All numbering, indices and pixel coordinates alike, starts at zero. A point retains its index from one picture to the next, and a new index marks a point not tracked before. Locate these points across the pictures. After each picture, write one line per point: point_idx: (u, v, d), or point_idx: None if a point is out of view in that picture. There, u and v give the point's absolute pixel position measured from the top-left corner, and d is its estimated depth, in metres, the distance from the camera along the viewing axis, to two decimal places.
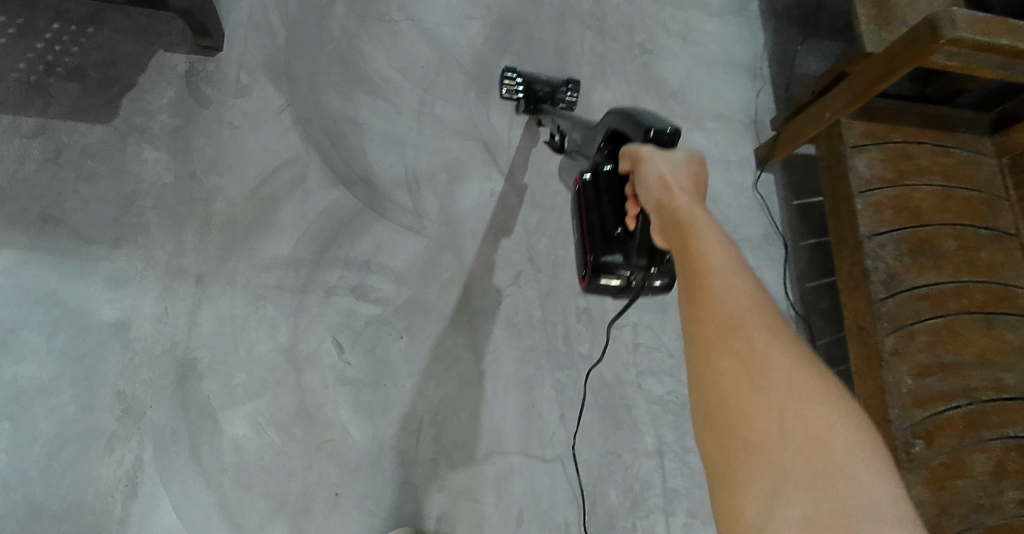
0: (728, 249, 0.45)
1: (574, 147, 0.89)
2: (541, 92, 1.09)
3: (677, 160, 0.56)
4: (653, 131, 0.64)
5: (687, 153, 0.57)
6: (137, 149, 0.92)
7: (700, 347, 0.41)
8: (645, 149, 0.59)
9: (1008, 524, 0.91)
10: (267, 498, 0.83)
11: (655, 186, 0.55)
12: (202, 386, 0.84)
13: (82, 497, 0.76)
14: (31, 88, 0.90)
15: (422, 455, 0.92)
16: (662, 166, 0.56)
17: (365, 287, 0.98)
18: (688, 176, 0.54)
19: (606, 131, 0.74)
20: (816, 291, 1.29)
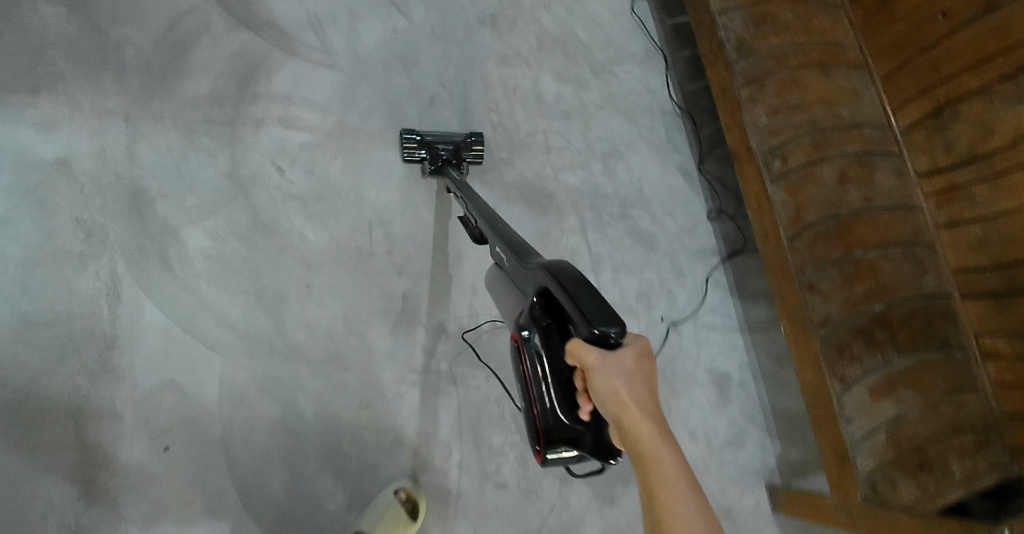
0: (694, 509, 0.49)
1: (510, 271, 0.76)
2: (444, 151, 1.06)
3: (630, 367, 0.52)
4: (598, 327, 0.51)
5: (636, 355, 0.53)
6: (34, 5, 0.93)
7: None
8: (592, 354, 0.52)
9: (853, 213, 1.15)
10: (245, 294, 0.92)
11: (610, 404, 0.52)
12: (157, 209, 0.90)
13: (68, 306, 0.81)
14: None
15: (378, 250, 1.03)
16: (622, 378, 0.51)
17: (292, 117, 1.04)
18: (641, 383, 0.52)
19: (540, 285, 0.61)
20: (695, 92, 1.47)
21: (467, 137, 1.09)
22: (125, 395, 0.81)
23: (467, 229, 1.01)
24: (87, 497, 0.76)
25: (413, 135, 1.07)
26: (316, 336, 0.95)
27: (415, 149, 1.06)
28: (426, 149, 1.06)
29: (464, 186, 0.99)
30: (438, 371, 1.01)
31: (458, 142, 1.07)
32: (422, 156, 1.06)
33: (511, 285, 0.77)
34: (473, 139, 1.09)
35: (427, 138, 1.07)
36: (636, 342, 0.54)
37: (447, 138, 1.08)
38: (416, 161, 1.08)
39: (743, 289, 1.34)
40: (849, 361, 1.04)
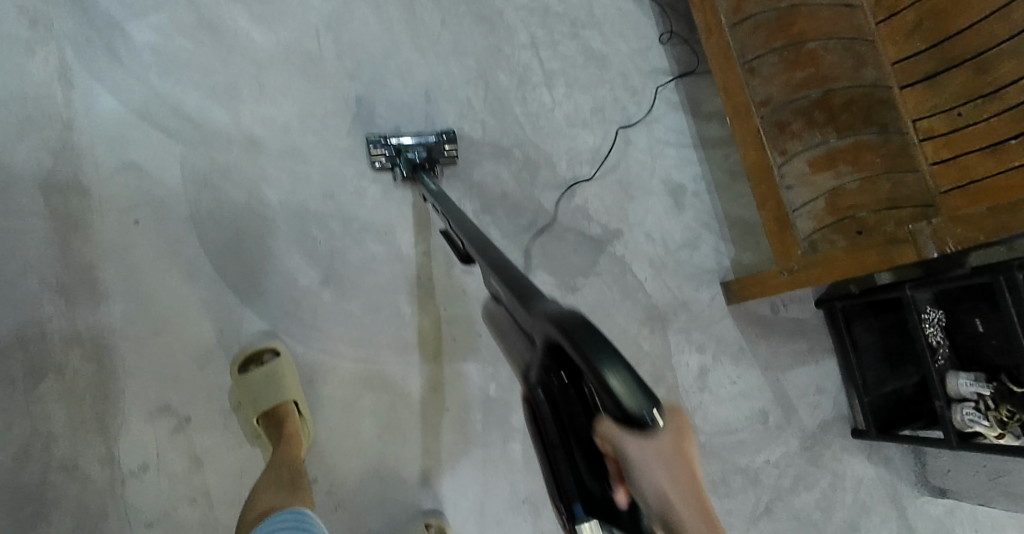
0: None
1: (507, 300, 0.57)
2: (415, 156, 0.99)
3: (673, 463, 0.30)
4: (619, 401, 0.29)
5: (677, 436, 0.30)
6: None
7: None
8: (619, 438, 0.30)
9: (794, 9, 1.15)
10: (197, 89, 0.93)
11: (647, 505, 0.31)
12: (99, 3, 0.90)
13: (22, 87, 0.83)
14: None
15: (328, 55, 1.04)
16: (663, 479, 0.29)
17: None
18: (690, 471, 0.30)
19: (544, 337, 0.39)
20: None
21: (442, 138, 1.02)
22: (90, 171, 0.84)
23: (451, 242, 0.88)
24: (64, 259, 0.80)
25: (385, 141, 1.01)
26: (273, 131, 0.97)
27: (386, 155, 1.00)
28: (397, 156, 1.00)
29: (441, 196, 0.87)
30: (396, 170, 1.04)
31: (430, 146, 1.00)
32: (393, 163, 1.00)
33: (514, 319, 0.57)
34: (448, 140, 1.02)
35: (398, 144, 1.00)
36: (674, 415, 0.31)
37: (418, 141, 1.01)
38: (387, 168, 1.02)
39: (697, 108, 1.36)
40: (789, 137, 1.10)
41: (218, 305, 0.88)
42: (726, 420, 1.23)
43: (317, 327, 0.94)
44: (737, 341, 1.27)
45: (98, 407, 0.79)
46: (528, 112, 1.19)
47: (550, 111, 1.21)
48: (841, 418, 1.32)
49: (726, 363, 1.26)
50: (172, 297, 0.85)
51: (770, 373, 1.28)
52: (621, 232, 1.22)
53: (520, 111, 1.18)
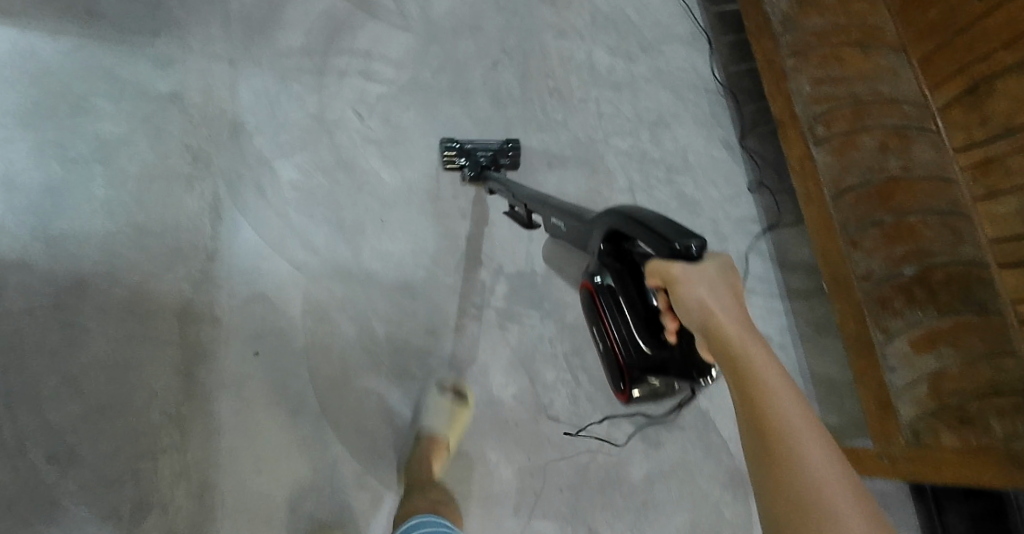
0: (790, 389, 0.46)
1: (568, 236, 0.83)
2: (482, 157, 1.08)
3: (716, 280, 0.54)
4: (678, 242, 0.55)
5: (717, 268, 0.55)
6: None
7: (767, 495, 0.42)
8: (676, 266, 0.55)
9: (890, 181, 1.16)
10: (327, 224, 0.99)
11: (695, 314, 0.53)
12: (255, 142, 1.00)
13: (177, 219, 0.89)
14: None
15: (446, 192, 1.10)
16: (705, 290, 0.53)
17: (371, 71, 1.14)
18: (727, 294, 0.53)
19: (607, 233, 0.70)
20: (738, 74, 1.53)
21: (505, 143, 1.11)
22: (223, 302, 0.88)
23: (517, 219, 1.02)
24: (186, 391, 0.83)
25: (453, 145, 1.10)
26: (389, 266, 1.01)
27: (455, 159, 1.08)
28: (465, 157, 1.08)
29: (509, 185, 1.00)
30: (495, 309, 1.05)
31: (496, 147, 1.09)
32: (462, 163, 1.08)
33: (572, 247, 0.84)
34: (512, 146, 1.11)
35: (466, 147, 1.09)
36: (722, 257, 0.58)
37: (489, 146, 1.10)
38: (455, 168, 1.09)
39: (784, 259, 1.37)
40: (891, 314, 1.09)
41: (318, 447, 0.88)
42: None
43: None
44: None
45: None
46: None
47: None
48: None
49: None
50: (280, 433, 0.86)
51: None
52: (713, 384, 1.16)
53: None
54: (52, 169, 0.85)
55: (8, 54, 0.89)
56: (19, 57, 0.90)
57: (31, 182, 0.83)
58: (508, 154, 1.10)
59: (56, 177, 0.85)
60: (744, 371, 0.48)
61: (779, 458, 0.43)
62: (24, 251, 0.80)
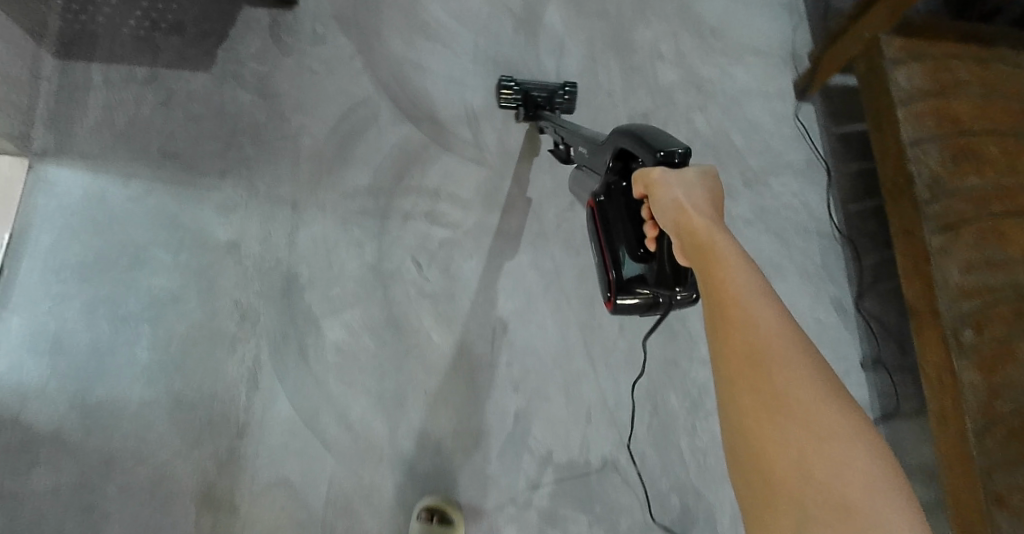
0: (748, 273, 0.48)
1: (586, 164, 0.81)
2: (538, 98, 1.10)
3: (691, 180, 0.53)
4: (662, 151, 0.55)
5: (699, 173, 0.54)
6: (234, 93, 1.04)
7: (722, 357, 0.46)
8: (656, 170, 0.55)
9: None
10: (366, 394, 0.92)
11: (670, 212, 0.53)
12: (305, 297, 0.95)
13: (213, 388, 0.86)
14: (141, 41, 1.03)
15: (499, 359, 1.00)
16: (680, 192, 0.53)
17: (437, 213, 1.07)
18: (704, 196, 0.53)
19: (615, 148, 0.67)
20: (859, 214, 1.29)
21: (562, 85, 1.11)
22: (245, 486, 0.84)
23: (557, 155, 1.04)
24: None
25: (510, 82, 1.11)
26: (426, 450, 0.92)
27: (511, 95, 1.11)
28: (522, 96, 1.11)
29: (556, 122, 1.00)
30: (537, 506, 0.94)
31: (552, 89, 1.10)
32: (518, 104, 1.11)
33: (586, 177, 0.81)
34: (568, 88, 1.10)
35: (522, 85, 1.11)
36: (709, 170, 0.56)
37: (544, 86, 1.11)
38: (512, 107, 1.13)
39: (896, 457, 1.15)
40: None
41: None
42: None
43: None
44: None
45: None
46: (694, 447, 1.03)
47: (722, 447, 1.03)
48: None
49: None
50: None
51: None
52: None
53: (685, 445, 1.02)
54: (102, 330, 0.85)
55: (82, 201, 0.92)
56: (92, 206, 0.92)
57: (80, 345, 0.84)
58: (564, 97, 1.10)
59: (104, 339, 0.85)
60: (707, 250, 0.50)
61: (729, 322, 0.46)
62: (59, 423, 0.80)
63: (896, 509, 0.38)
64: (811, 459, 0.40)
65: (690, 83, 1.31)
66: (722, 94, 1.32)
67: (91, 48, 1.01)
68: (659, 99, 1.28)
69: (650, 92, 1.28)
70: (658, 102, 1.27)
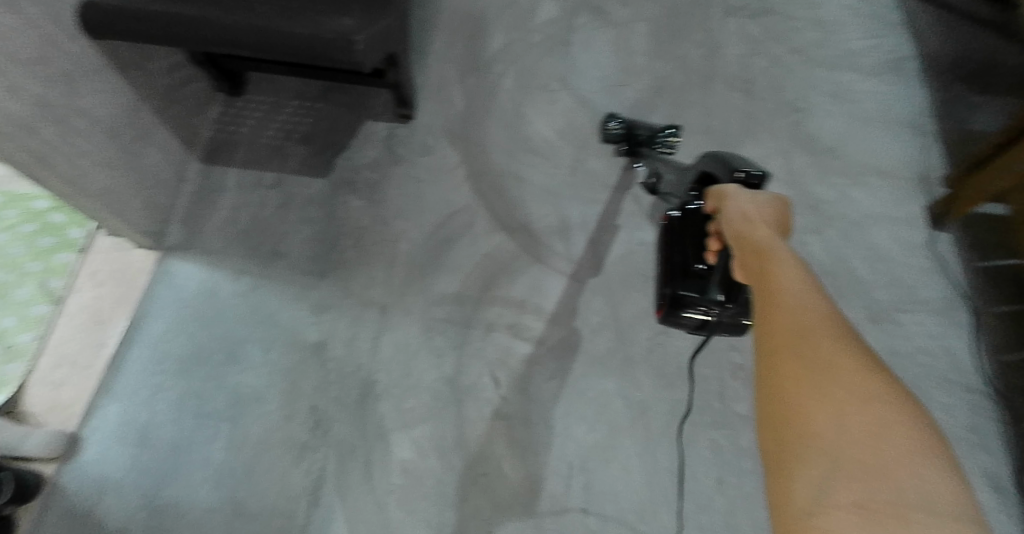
0: (803, 272, 0.47)
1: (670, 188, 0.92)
2: (640, 136, 1.07)
3: (760, 200, 0.56)
4: (743, 174, 0.64)
5: (770, 192, 0.58)
6: (345, 199, 1.10)
7: (767, 340, 0.44)
8: (730, 188, 0.60)
9: None
10: (426, 525, 0.86)
11: (734, 220, 0.56)
12: (379, 408, 0.93)
13: (276, 499, 0.84)
14: (274, 150, 1.14)
15: (576, 498, 0.91)
16: (747, 201, 0.57)
17: (521, 327, 1.03)
18: (770, 213, 0.55)
19: (697, 173, 0.77)
20: (1016, 365, 1.09)
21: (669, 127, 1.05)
22: None
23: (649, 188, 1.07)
24: None
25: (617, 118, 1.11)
26: None
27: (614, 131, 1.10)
28: (624, 133, 1.09)
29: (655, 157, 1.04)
30: None
31: (656, 130, 1.06)
32: (619, 139, 1.10)
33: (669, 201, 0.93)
34: (673, 130, 1.04)
35: (626, 123, 1.09)
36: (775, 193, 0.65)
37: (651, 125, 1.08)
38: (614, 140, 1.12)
39: None
40: None
41: None
42: None
43: None
44: None
45: None
46: None
47: None
48: None
49: None
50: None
51: None
52: None
53: None
54: (185, 425, 0.88)
55: (193, 296, 0.99)
56: (202, 299, 0.99)
57: (163, 439, 0.86)
58: (667, 139, 1.04)
59: (185, 434, 0.87)
60: (763, 251, 0.50)
61: (776, 307, 0.44)
62: (128, 520, 0.80)
63: (941, 479, 0.33)
64: (845, 420, 0.36)
65: (804, 204, 1.22)
66: (841, 217, 1.21)
67: (231, 154, 1.13)
68: None
69: None
70: None
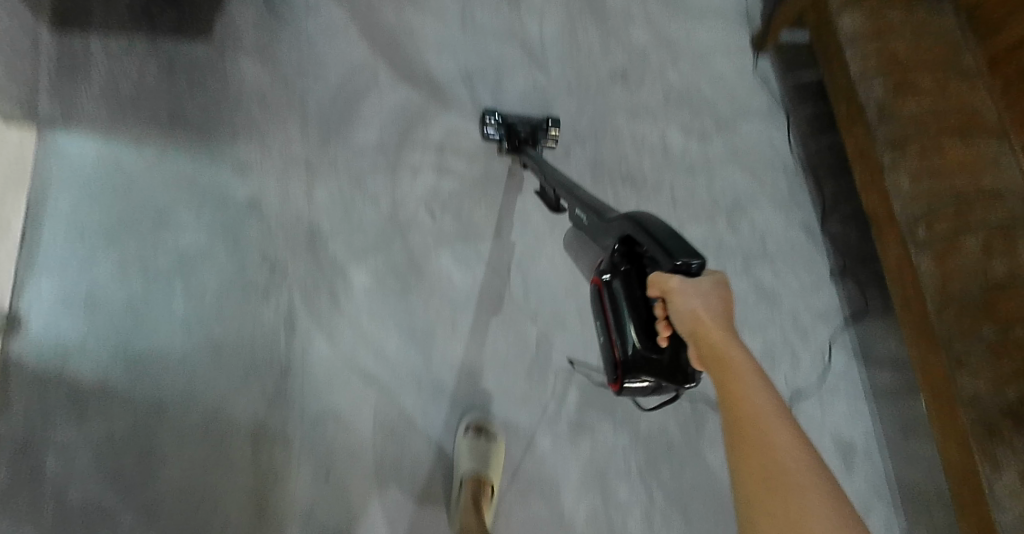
0: (762, 388, 0.51)
1: (588, 229, 0.81)
2: (521, 131, 1.09)
3: (708, 291, 0.58)
4: (680, 259, 0.58)
5: (713, 282, 0.59)
6: (236, 60, 1.05)
7: (742, 467, 0.48)
8: (673, 278, 0.59)
9: (1001, 288, 1.03)
10: (399, 331, 0.97)
11: (687, 321, 0.57)
12: (329, 247, 0.96)
13: (254, 333, 0.88)
14: (138, 12, 1.03)
15: (518, 294, 1.07)
16: (698, 302, 0.57)
17: (443, 164, 1.09)
18: (718, 305, 0.57)
19: (623, 234, 0.68)
20: (817, 149, 1.44)
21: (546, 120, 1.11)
22: (296, 422, 0.86)
23: (544, 199, 1.04)
24: (259, 516, 0.81)
25: (495, 116, 1.13)
26: (462, 374, 0.99)
27: (495, 127, 1.11)
28: (505, 129, 1.11)
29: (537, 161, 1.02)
30: (567, 419, 1.03)
31: (535, 123, 1.10)
32: (500, 135, 1.10)
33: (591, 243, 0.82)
34: (551, 123, 1.10)
35: (507, 119, 1.11)
36: (712, 274, 0.61)
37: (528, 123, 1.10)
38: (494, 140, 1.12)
39: (869, 354, 1.30)
40: (1002, 443, 0.97)
41: None
42: None
43: None
44: None
45: None
46: None
47: None
48: None
49: None
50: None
51: None
52: None
53: None
54: (133, 285, 0.86)
55: (96, 166, 0.91)
56: (105, 168, 0.91)
57: (114, 300, 0.84)
58: (546, 132, 1.09)
59: (138, 294, 0.85)
60: (724, 366, 0.53)
61: (748, 437, 0.48)
62: (104, 373, 0.80)
63: None
64: None
65: (660, 42, 1.41)
66: (688, 51, 1.43)
67: (86, 17, 0.99)
68: (635, 57, 1.37)
69: (625, 51, 1.36)
70: (634, 59, 1.36)
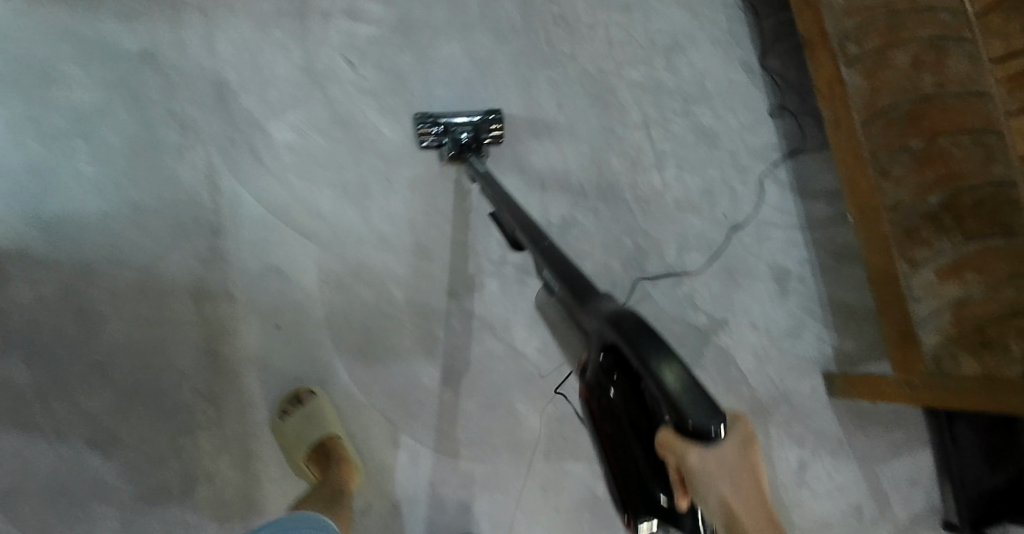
0: None
1: (571, 304, 0.65)
2: (462, 133, 0.95)
3: (736, 465, 0.38)
4: (693, 419, 0.37)
5: (740, 448, 0.39)
6: None
7: None
8: (692, 450, 0.37)
9: (926, 100, 1.05)
10: (331, 187, 0.93)
11: (713, 513, 0.38)
12: (241, 102, 0.90)
13: (172, 193, 0.84)
14: None
15: (453, 145, 1.02)
16: (725, 487, 0.37)
17: (357, 9, 0.99)
18: (748, 482, 0.39)
19: (608, 344, 0.49)
20: None
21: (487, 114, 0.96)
22: (236, 279, 0.85)
23: (502, 230, 0.95)
24: (214, 369, 0.83)
25: (431, 121, 0.97)
26: (400, 228, 0.96)
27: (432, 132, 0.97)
28: (443, 131, 0.96)
29: (490, 179, 0.90)
30: (513, 264, 1.03)
31: (476, 121, 0.95)
32: (439, 139, 0.96)
33: (573, 320, 0.67)
34: (494, 116, 0.96)
35: (444, 121, 0.96)
36: (737, 426, 0.40)
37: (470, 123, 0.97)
38: (434, 148, 0.98)
39: (806, 187, 1.31)
40: (918, 244, 1.04)
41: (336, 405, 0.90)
42: (825, 515, 1.21)
43: (441, 429, 0.95)
44: (836, 433, 1.24)
45: (246, 517, 0.82)
46: (639, 197, 1.17)
47: (661, 195, 1.19)
48: (928, 507, 1.32)
49: (824, 457, 1.22)
50: (311, 393, 0.84)
51: (865, 466, 1.27)
52: (727, 322, 1.19)
53: (632, 196, 1.16)
54: (32, 149, 0.80)
55: None
56: None
57: (14, 165, 0.79)
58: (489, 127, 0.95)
59: (38, 158, 0.80)
60: None
61: None
62: (20, 238, 0.78)
63: None
64: None
65: None
66: None
67: None
68: None
69: None
70: None
